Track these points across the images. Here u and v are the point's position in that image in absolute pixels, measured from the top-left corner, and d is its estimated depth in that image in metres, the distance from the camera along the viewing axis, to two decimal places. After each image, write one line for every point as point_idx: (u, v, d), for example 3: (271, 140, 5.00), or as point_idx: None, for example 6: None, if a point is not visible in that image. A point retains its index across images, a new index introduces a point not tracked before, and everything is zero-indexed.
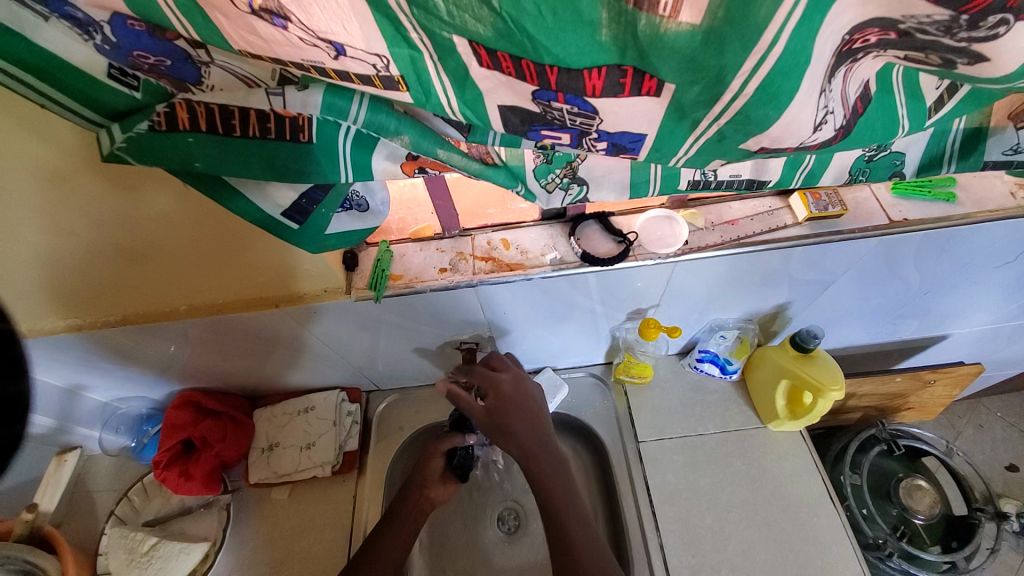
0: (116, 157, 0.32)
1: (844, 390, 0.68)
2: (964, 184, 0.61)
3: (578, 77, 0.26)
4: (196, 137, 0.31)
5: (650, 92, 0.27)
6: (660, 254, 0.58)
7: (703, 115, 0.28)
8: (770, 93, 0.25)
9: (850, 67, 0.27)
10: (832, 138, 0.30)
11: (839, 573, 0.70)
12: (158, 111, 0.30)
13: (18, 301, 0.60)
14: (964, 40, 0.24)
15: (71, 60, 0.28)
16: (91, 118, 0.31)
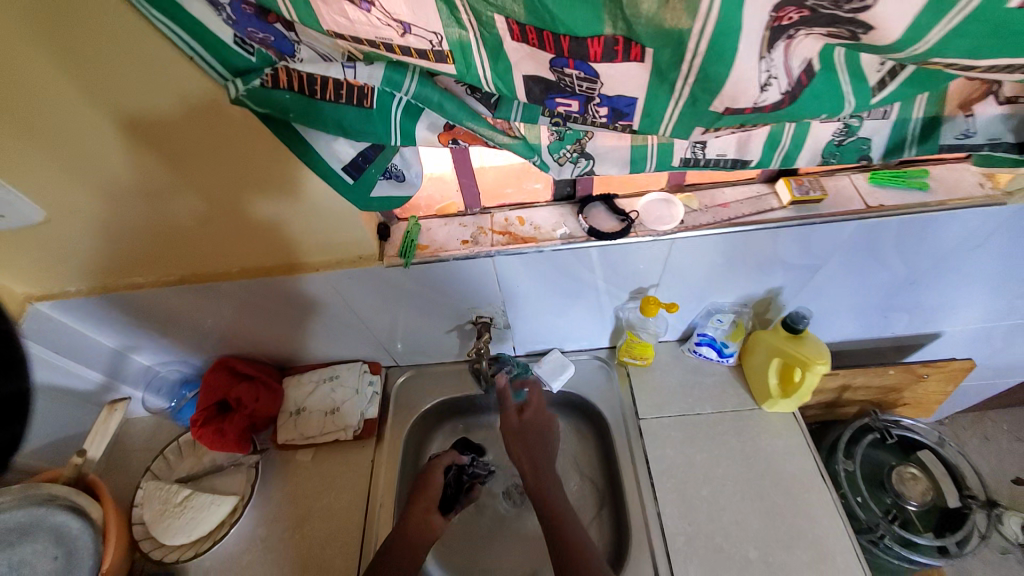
0: (239, 101, 0.42)
1: (830, 363, 0.73)
2: (936, 175, 0.69)
3: (585, 44, 0.34)
4: (291, 95, 0.41)
5: (636, 57, 0.35)
6: (658, 231, 0.66)
7: (677, 76, 0.35)
8: (717, 51, 0.32)
9: (787, 42, 0.33)
10: (782, 101, 0.37)
11: (830, 543, 0.74)
12: (267, 72, 0.40)
13: (100, 257, 0.70)
14: (849, 10, 0.30)
15: (209, 26, 0.37)
16: (220, 71, 0.40)
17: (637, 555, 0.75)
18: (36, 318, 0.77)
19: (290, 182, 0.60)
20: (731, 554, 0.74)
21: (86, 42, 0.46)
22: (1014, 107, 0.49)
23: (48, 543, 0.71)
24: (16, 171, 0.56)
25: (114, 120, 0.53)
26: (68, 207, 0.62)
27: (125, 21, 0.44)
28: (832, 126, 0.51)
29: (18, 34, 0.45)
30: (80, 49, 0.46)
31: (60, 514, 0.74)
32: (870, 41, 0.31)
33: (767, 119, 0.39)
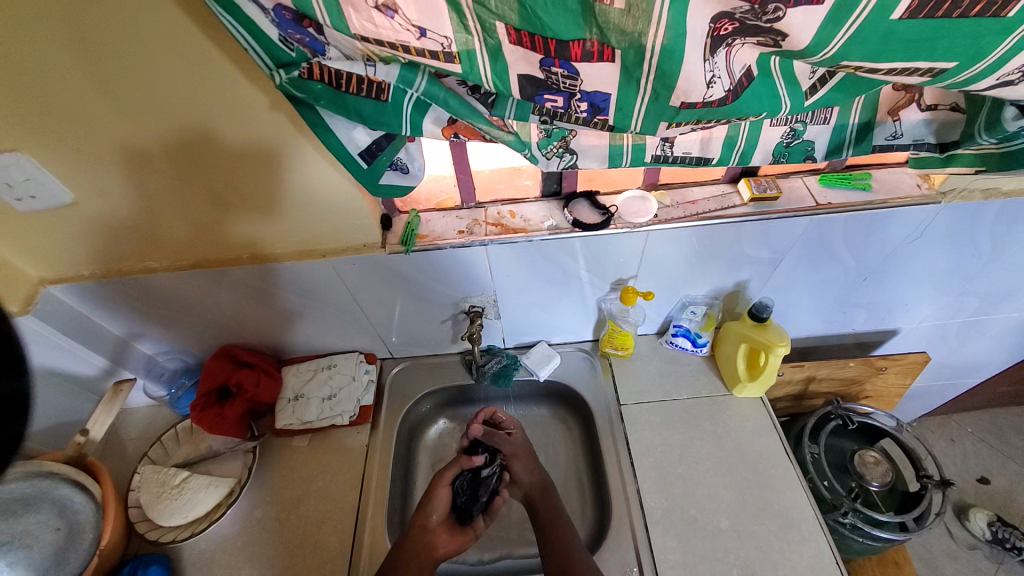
0: (281, 87, 0.48)
1: (790, 345, 0.81)
2: (878, 177, 0.79)
3: (567, 47, 0.42)
4: (321, 86, 0.48)
5: (608, 59, 0.43)
6: (634, 223, 0.75)
7: (641, 74, 0.43)
8: (670, 51, 0.41)
9: (728, 50, 0.42)
10: (726, 97, 0.45)
11: (794, 513, 0.80)
12: (303, 66, 0.46)
13: (118, 242, 0.75)
14: (766, 21, 0.39)
15: (256, 26, 0.43)
16: (266, 61, 0.46)
17: (618, 528, 0.80)
18: (48, 300, 0.81)
19: (300, 167, 0.66)
20: (704, 524, 0.79)
21: (120, 37, 0.51)
22: (933, 113, 0.59)
23: (51, 514, 0.75)
24: (45, 150, 0.61)
25: (139, 114, 0.58)
26: (89, 188, 0.66)
27: (157, 23, 0.50)
28: (781, 129, 0.60)
29: (58, 33, 0.50)
30: (114, 49, 0.52)
31: (62, 487, 0.78)
32: (790, 46, 0.41)
33: (717, 114, 0.47)
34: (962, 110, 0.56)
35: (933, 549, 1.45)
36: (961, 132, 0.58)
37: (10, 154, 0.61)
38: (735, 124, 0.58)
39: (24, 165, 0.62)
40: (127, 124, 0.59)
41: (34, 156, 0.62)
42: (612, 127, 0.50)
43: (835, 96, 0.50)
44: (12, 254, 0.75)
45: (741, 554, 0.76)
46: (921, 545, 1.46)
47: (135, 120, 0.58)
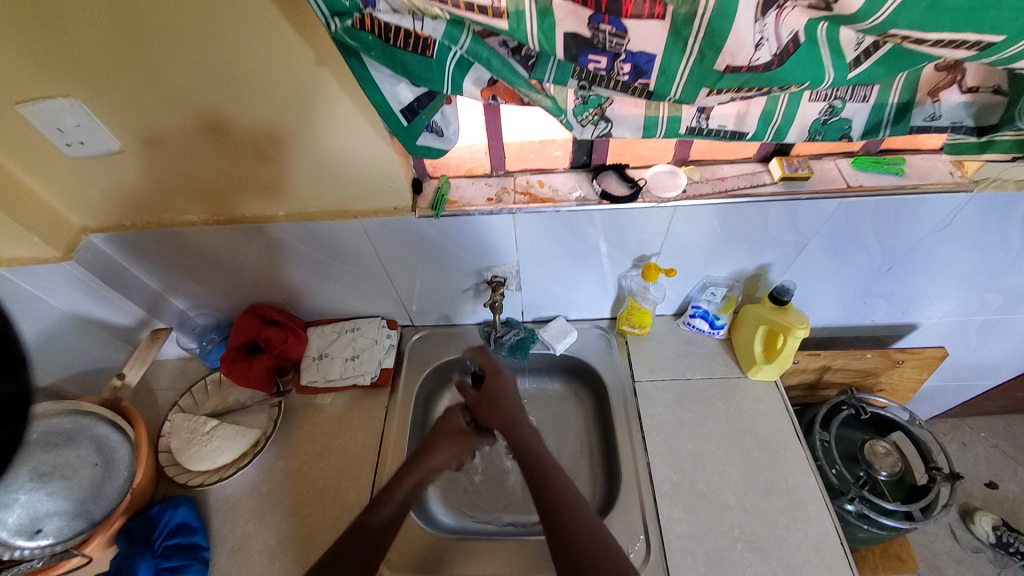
0: (333, 35, 0.49)
1: (810, 329, 0.83)
2: (911, 164, 0.78)
3: (619, 2, 0.44)
4: (372, 38, 0.49)
5: (658, 17, 0.45)
6: (661, 197, 0.76)
7: (690, 33, 0.45)
8: (723, 9, 0.42)
9: (778, 12, 0.43)
10: (771, 63, 0.46)
11: (802, 494, 0.81)
12: (356, 17, 0.47)
13: (159, 192, 0.78)
14: None
15: None
16: (322, 12, 0.47)
17: (627, 497, 0.82)
18: (89, 248, 0.84)
19: (337, 119, 0.67)
20: (711, 499, 0.81)
21: None
22: (974, 96, 0.57)
23: (90, 450, 0.78)
24: (95, 97, 0.64)
25: (182, 63, 0.59)
26: (134, 135, 0.69)
27: None
28: (819, 105, 0.60)
29: None
30: None
31: (100, 426, 0.81)
32: (840, 10, 0.41)
33: (758, 81, 0.48)
34: (1004, 93, 0.55)
35: (937, 550, 1.44)
36: (1000, 115, 0.57)
37: (64, 99, 0.63)
38: (772, 98, 0.59)
39: (76, 111, 0.65)
40: (172, 72, 0.61)
41: (84, 102, 0.64)
42: (652, 93, 0.52)
43: (876, 72, 0.50)
44: (59, 203, 0.78)
45: (747, 529, 0.78)
46: (925, 545, 1.45)
47: (180, 68, 0.60)
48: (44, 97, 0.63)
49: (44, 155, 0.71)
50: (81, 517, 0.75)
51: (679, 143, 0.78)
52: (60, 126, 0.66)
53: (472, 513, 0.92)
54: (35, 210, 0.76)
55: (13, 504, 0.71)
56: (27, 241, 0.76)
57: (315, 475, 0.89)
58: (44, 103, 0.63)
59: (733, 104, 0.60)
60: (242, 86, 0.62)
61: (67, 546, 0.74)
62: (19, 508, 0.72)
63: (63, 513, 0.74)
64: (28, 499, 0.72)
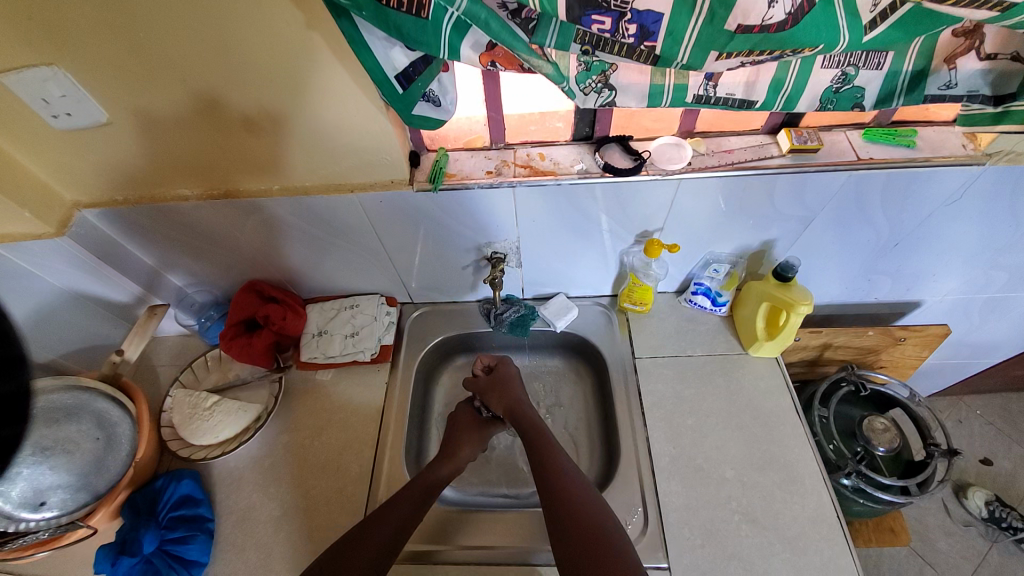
0: None
1: (813, 305, 0.81)
2: (923, 136, 0.76)
3: None
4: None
5: None
6: (666, 169, 0.74)
7: None
8: None
9: None
10: (785, 22, 0.45)
11: (799, 469, 0.82)
12: None
13: (151, 166, 0.76)
14: None
15: None
16: None
17: (626, 471, 0.83)
18: (82, 224, 0.82)
19: (332, 95, 0.65)
20: (709, 473, 0.82)
21: None
22: (992, 63, 0.55)
23: (90, 425, 0.79)
24: (79, 65, 0.61)
25: (165, 27, 0.57)
26: (124, 107, 0.67)
27: None
28: (832, 73, 0.57)
29: None
30: None
31: (100, 401, 0.81)
32: None
33: (772, 43, 0.47)
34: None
35: (928, 523, 1.47)
36: (1019, 83, 0.55)
37: (48, 68, 0.61)
38: (784, 65, 0.57)
39: (61, 81, 0.62)
40: (155, 38, 0.58)
41: (70, 72, 0.62)
42: (658, 58, 0.50)
43: (893, 35, 0.48)
44: (48, 176, 0.76)
45: (743, 502, 0.79)
46: (917, 519, 1.48)
47: (163, 33, 0.57)
48: (27, 65, 0.60)
49: (30, 126, 0.68)
50: (84, 491, 0.76)
51: (685, 114, 0.76)
52: (45, 97, 0.63)
53: (473, 485, 0.93)
54: (24, 184, 0.74)
55: (17, 478, 0.72)
56: (18, 216, 0.74)
57: (317, 448, 0.90)
58: (27, 72, 0.61)
59: (742, 72, 0.58)
60: (228, 52, 0.59)
61: (72, 518, 0.75)
62: (22, 482, 0.72)
63: (66, 486, 0.75)
64: (31, 473, 0.73)
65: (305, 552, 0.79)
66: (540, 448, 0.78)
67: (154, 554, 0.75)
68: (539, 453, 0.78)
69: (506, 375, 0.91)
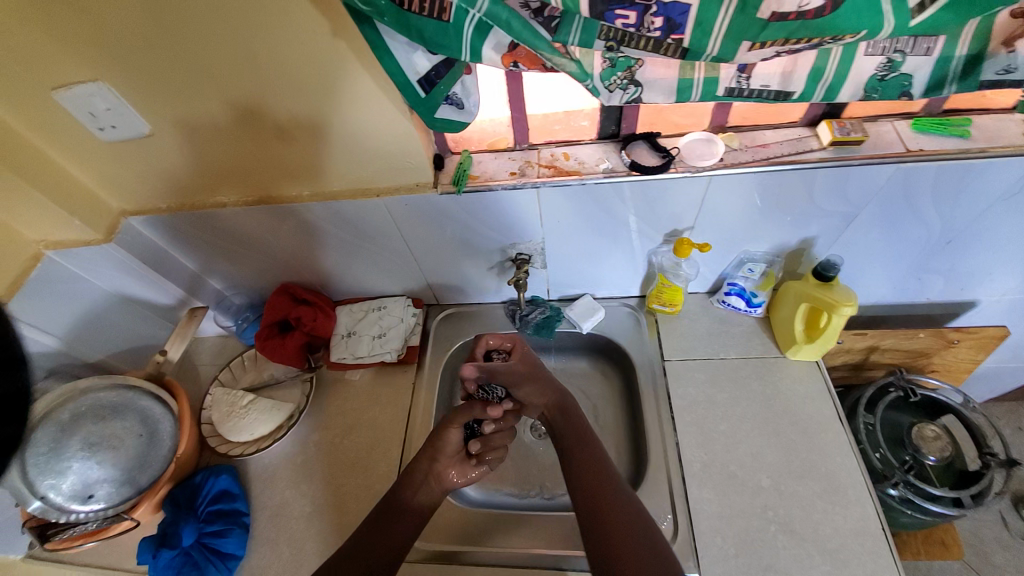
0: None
1: (857, 305, 0.76)
2: (978, 125, 0.70)
3: None
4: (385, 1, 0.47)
5: None
6: (697, 166, 0.72)
7: None
8: None
9: None
10: (823, 8, 0.44)
11: (841, 479, 0.78)
12: None
13: (189, 175, 0.79)
14: None
15: None
16: None
17: (655, 477, 0.80)
18: (128, 231, 0.87)
19: (359, 102, 0.66)
20: (744, 481, 0.78)
21: None
22: None
23: (135, 422, 0.82)
24: (120, 79, 0.64)
25: (201, 41, 0.59)
26: (163, 118, 0.70)
27: None
28: (874, 60, 0.54)
29: None
30: None
31: (144, 399, 0.85)
32: None
33: (808, 30, 0.45)
34: None
35: (983, 536, 1.37)
36: None
37: (93, 84, 0.64)
38: (823, 53, 0.53)
39: (105, 95, 0.66)
40: (192, 51, 0.60)
41: (112, 86, 0.65)
42: (686, 50, 0.49)
43: (944, 18, 0.46)
44: (94, 184, 0.81)
45: (781, 511, 0.75)
46: (969, 531, 1.37)
47: (199, 46, 0.59)
48: (76, 82, 0.64)
49: (81, 139, 0.73)
50: (128, 485, 0.80)
51: (716, 108, 0.73)
52: (92, 111, 0.67)
53: (500, 488, 0.93)
54: (75, 193, 0.79)
55: (68, 472, 0.76)
56: (69, 224, 0.79)
57: (346, 446, 0.91)
58: (76, 88, 0.64)
59: (777, 62, 0.55)
60: (260, 61, 0.61)
61: (118, 511, 0.79)
62: (72, 476, 0.76)
63: (113, 481, 0.78)
64: (80, 467, 0.76)
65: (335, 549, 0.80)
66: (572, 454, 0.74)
67: (193, 547, 0.78)
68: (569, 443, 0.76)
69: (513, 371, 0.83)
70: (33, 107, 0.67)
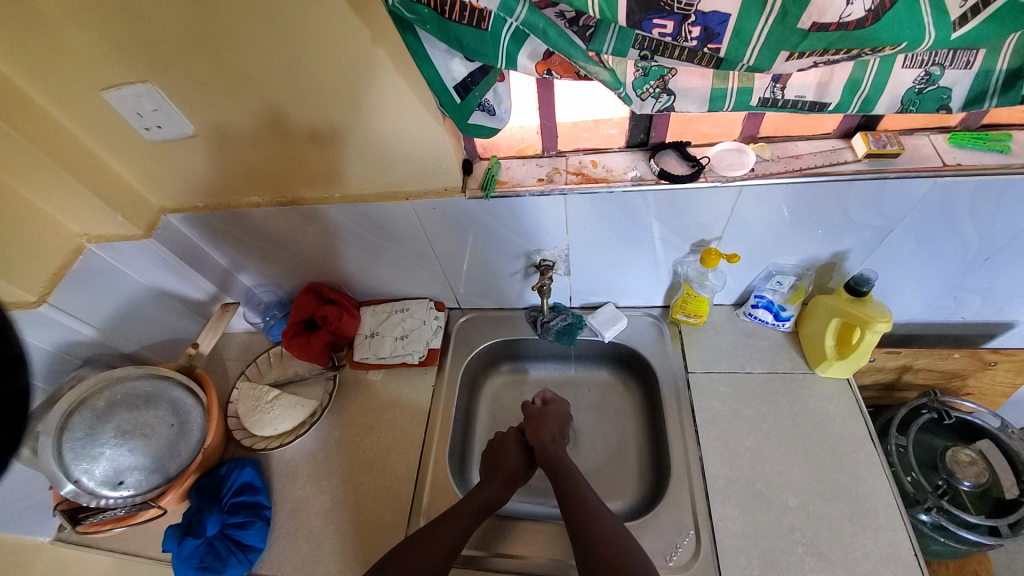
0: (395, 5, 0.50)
1: (892, 322, 0.74)
2: (1020, 139, 0.68)
3: None
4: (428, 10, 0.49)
5: None
6: (727, 175, 0.71)
7: None
8: None
9: None
10: (865, 19, 0.43)
11: (872, 503, 0.75)
12: None
13: (227, 175, 0.82)
14: None
15: None
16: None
17: (676, 491, 0.79)
18: (166, 227, 0.91)
19: (390, 107, 0.68)
20: (770, 499, 0.76)
21: None
22: None
23: (167, 412, 0.84)
24: (166, 81, 0.67)
25: (243, 44, 0.61)
26: (205, 119, 0.73)
27: None
28: (913, 73, 0.53)
29: None
30: None
31: (176, 390, 0.87)
32: None
33: (849, 41, 0.45)
34: None
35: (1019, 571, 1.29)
36: None
37: (141, 85, 0.68)
38: (861, 64, 0.53)
39: (153, 96, 0.69)
40: (234, 52, 0.62)
41: (160, 88, 0.68)
42: (722, 60, 0.49)
43: (988, 30, 0.45)
44: (137, 181, 0.85)
45: (809, 533, 0.73)
46: (1005, 565, 1.30)
47: (242, 49, 0.62)
48: (125, 83, 0.68)
49: (128, 138, 0.77)
50: (158, 473, 0.82)
51: (747, 118, 0.72)
52: (140, 111, 0.71)
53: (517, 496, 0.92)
54: (118, 189, 0.83)
55: (101, 457, 0.77)
56: (112, 219, 0.83)
57: (366, 446, 0.93)
58: (126, 89, 0.68)
59: (813, 72, 0.55)
60: (299, 65, 0.63)
61: (145, 499, 0.81)
62: (104, 462, 0.77)
63: (143, 468, 0.80)
64: (112, 454, 0.77)
65: (353, 547, 0.81)
66: (575, 486, 0.77)
67: (216, 538, 0.79)
68: (562, 483, 0.78)
69: (547, 410, 0.91)
70: (88, 107, 0.71)
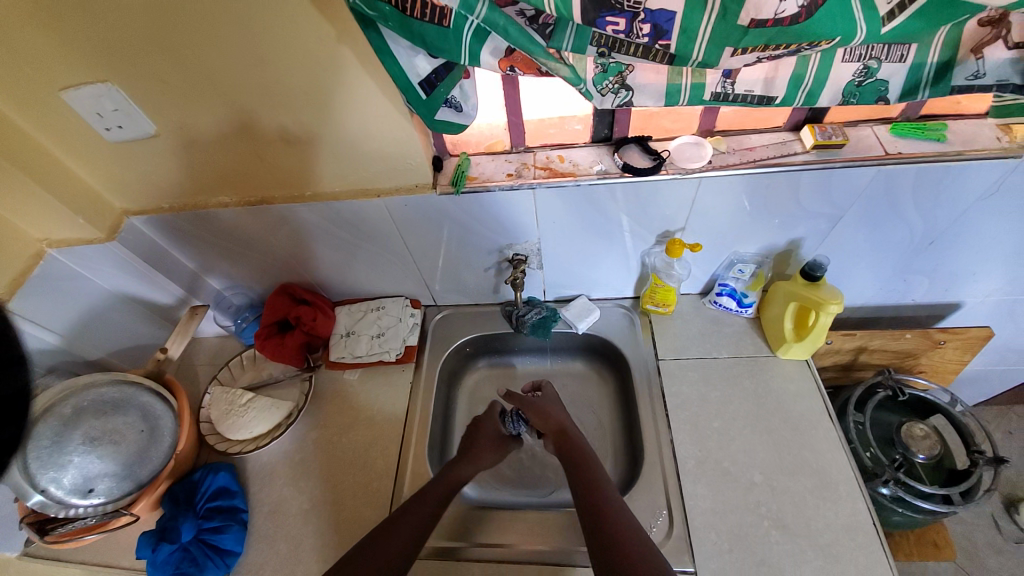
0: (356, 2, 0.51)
1: (843, 304, 0.79)
2: (955, 129, 0.74)
3: None
4: (389, 7, 0.50)
5: None
6: (687, 167, 0.75)
7: None
8: None
9: None
10: (799, 15, 0.47)
11: (832, 475, 0.79)
12: None
13: (195, 175, 0.81)
14: None
15: None
16: None
17: (650, 473, 0.82)
18: (130, 230, 0.89)
19: (358, 104, 0.68)
20: (737, 477, 0.80)
21: None
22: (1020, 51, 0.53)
23: (136, 417, 0.82)
24: (129, 81, 0.66)
25: (206, 42, 0.61)
26: (169, 119, 0.72)
27: None
28: (852, 67, 0.57)
29: None
30: None
31: (145, 395, 0.85)
32: None
33: (787, 37, 0.48)
34: None
35: (975, 541, 1.37)
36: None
37: (102, 85, 0.66)
38: (803, 60, 0.56)
39: (114, 96, 0.68)
40: (197, 49, 0.62)
41: (121, 87, 0.67)
42: (673, 56, 0.52)
43: (915, 25, 0.49)
44: (98, 184, 0.82)
45: (773, 507, 0.77)
46: (963, 536, 1.38)
47: (204, 47, 0.61)
48: (83, 84, 0.66)
49: (88, 139, 0.75)
50: (129, 479, 0.80)
51: (704, 112, 0.76)
52: (100, 111, 0.69)
53: (497, 487, 0.93)
54: (78, 192, 0.81)
55: (69, 465, 0.75)
56: (73, 222, 0.81)
57: (344, 445, 0.92)
58: (84, 89, 0.66)
59: (761, 68, 0.58)
60: (264, 62, 0.63)
61: (117, 506, 0.79)
62: (73, 469, 0.75)
63: (113, 475, 0.78)
64: (81, 461, 0.75)
65: (334, 546, 0.81)
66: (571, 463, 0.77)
67: (191, 543, 0.79)
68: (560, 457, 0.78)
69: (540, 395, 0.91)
70: (43, 108, 0.69)
